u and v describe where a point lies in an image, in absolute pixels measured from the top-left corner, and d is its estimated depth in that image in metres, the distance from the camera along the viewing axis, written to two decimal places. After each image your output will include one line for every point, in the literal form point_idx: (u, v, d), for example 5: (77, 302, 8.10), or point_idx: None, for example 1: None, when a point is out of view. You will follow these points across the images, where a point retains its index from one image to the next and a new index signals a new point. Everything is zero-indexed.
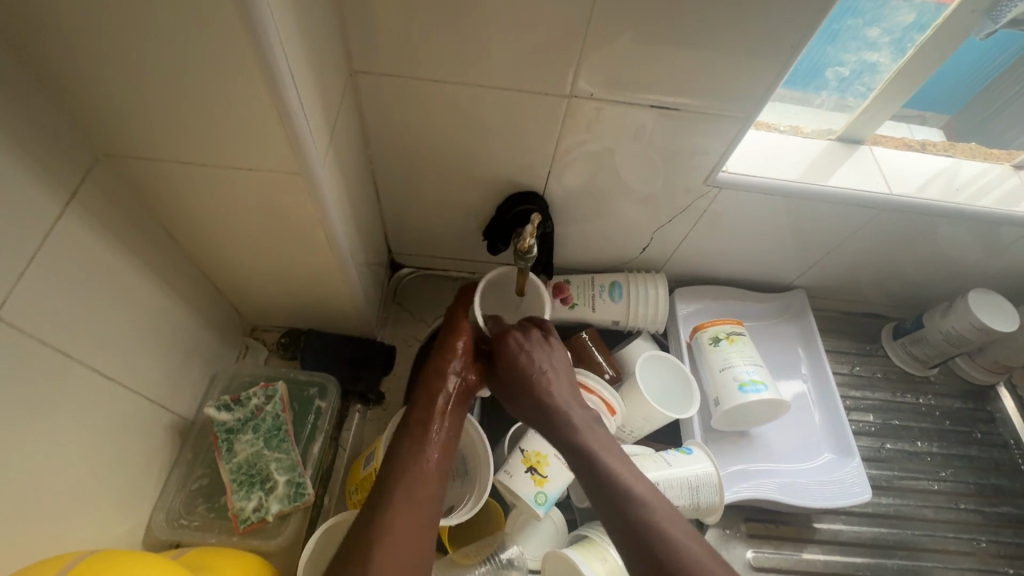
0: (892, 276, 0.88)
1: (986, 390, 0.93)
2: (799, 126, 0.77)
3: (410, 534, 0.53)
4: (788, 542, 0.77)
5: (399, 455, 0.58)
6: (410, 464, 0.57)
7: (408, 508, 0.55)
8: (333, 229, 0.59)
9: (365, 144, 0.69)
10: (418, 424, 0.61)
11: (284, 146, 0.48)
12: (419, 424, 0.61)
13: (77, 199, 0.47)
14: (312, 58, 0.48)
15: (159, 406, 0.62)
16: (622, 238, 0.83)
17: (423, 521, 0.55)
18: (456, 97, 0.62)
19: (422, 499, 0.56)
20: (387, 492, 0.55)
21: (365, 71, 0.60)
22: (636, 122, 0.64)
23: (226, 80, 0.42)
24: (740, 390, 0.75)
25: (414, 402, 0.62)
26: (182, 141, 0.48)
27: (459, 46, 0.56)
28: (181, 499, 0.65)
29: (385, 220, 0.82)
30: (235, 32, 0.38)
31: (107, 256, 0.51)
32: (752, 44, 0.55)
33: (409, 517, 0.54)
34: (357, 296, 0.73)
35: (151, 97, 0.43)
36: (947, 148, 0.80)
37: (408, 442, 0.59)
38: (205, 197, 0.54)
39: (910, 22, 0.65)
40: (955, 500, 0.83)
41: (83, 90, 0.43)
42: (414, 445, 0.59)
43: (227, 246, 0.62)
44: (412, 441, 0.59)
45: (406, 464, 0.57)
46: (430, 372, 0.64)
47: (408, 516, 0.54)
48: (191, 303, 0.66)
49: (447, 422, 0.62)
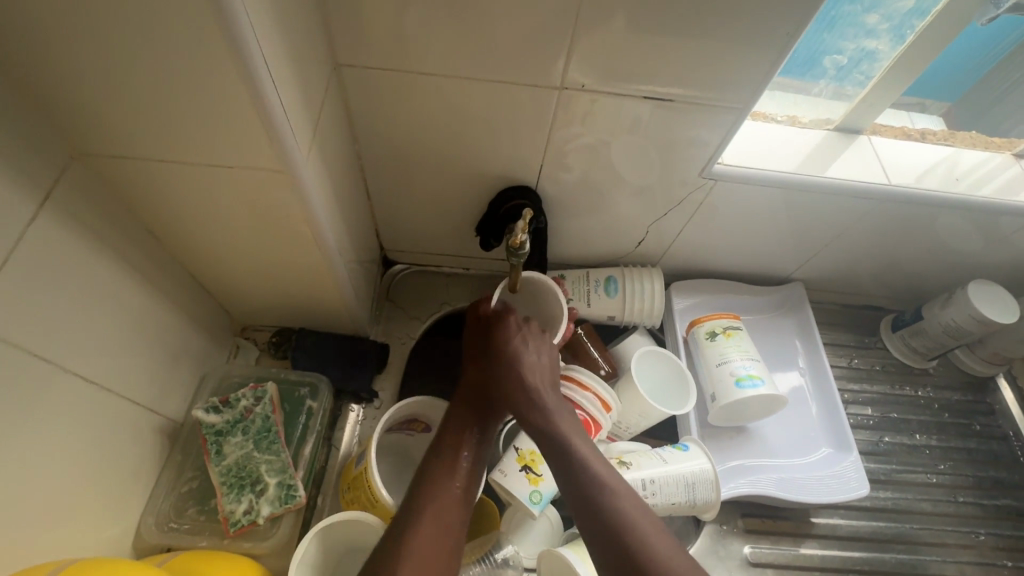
0: (892, 267, 0.87)
1: (986, 381, 0.92)
2: (796, 116, 0.75)
3: (435, 554, 0.53)
4: (786, 538, 0.77)
5: (428, 479, 0.58)
6: (439, 488, 0.58)
7: (434, 530, 0.54)
8: (320, 227, 0.58)
9: (353, 139, 0.67)
10: (448, 450, 0.61)
11: (265, 144, 0.47)
12: (448, 447, 0.62)
13: (52, 199, 0.46)
14: (292, 51, 0.47)
15: (146, 408, 0.61)
16: (617, 232, 0.81)
17: (450, 544, 0.55)
18: (444, 89, 0.60)
19: (449, 524, 0.56)
20: (413, 513, 0.55)
21: (350, 64, 0.58)
22: (629, 114, 0.62)
23: (200, 75, 0.41)
24: (737, 385, 0.75)
25: (444, 429, 0.63)
26: (160, 139, 0.46)
27: (446, 38, 0.55)
28: (171, 502, 0.64)
29: (376, 216, 0.81)
30: (208, 24, 0.37)
31: (86, 258, 0.50)
32: (747, 33, 0.53)
33: (435, 538, 0.54)
34: (348, 294, 0.72)
35: (125, 94, 0.42)
36: (947, 137, 0.79)
37: (438, 466, 0.60)
38: (188, 196, 0.53)
39: (910, 7, 0.64)
40: (954, 493, 0.83)
41: (54, 87, 0.42)
42: (444, 470, 0.60)
43: (212, 246, 0.61)
44: (442, 467, 0.60)
45: (434, 488, 0.58)
46: (461, 399, 0.66)
47: (434, 539, 0.54)
48: (178, 303, 0.65)
49: (476, 447, 0.63)
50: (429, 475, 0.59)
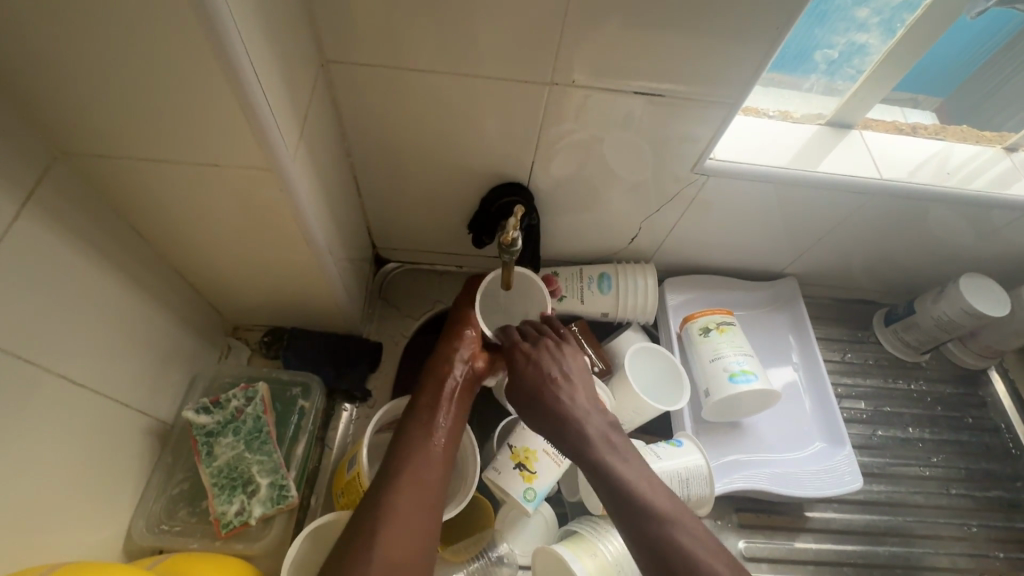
0: (884, 261, 0.87)
1: (978, 374, 0.93)
2: (789, 112, 0.75)
3: (415, 519, 0.55)
4: (780, 531, 0.77)
5: (407, 440, 0.59)
6: (415, 448, 0.59)
7: (412, 491, 0.56)
8: (308, 225, 0.57)
9: (342, 136, 0.67)
10: (425, 409, 0.62)
11: (250, 141, 0.46)
12: (426, 408, 0.62)
13: (34, 199, 0.45)
14: (277, 47, 0.46)
15: (135, 410, 0.61)
16: (610, 229, 0.81)
17: (428, 501, 0.56)
18: (433, 85, 0.60)
19: (427, 482, 0.57)
20: (392, 474, 0.57)
21: (338, 60, 0.58)
22: (621, 110, 0.62)
23: (184, 72, 0.40)
24: (731, 381, 0.75)
25: (422, 388, 0.64)
26: (144, 138, 0.46)
27: (435, 35, 0.54)
28: (162, 504, 0.64)
29: (368, 214, 0.80)
30: (188, 19, 0.36)
31: (71, 258, 0.50)
32: (736, 28, 0.53)
33: (414, 502, 0.55)
34: (340, 293, 0.71)
35: (106, 92, 0.41)
36: (939, 131, 0.79)
37: (414, 426, 0.61)
38: (174, 195, 0.52)
39: (900, 1, 0.64)
40: (946, 485, 0.83)
41: (32, 84, 0.41)
42: (421, 430, 0.60)
43: (201, 245, 0.60)
44: (421, 425, 0.61)
45: (412, 450, 0.59)
46: (437, 359, 0.66)
47: (411, 498, 0.55)
48: (167, 303, 0.64)
49: (455, 407, 0.64)
50: (407, 436, 0.60)
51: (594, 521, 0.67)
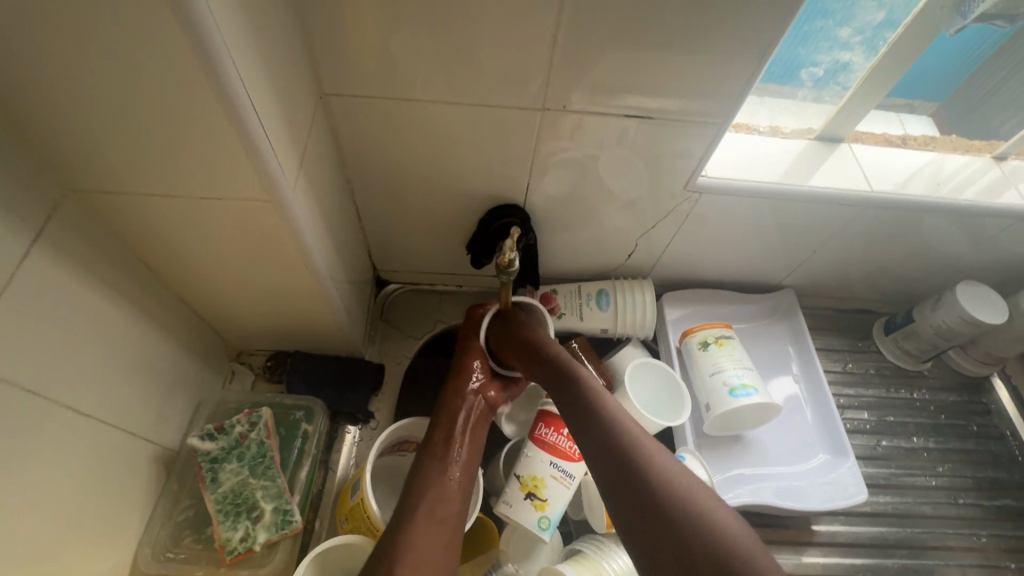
0: (881, 271, 0.87)
1: (981, 381, 0.92)
2: (779, 127, 0.77)
3: (434, 550, 0.53)
4: (787, 546, 0.76)
5: (422, 473, 0.60)
6: (430, 483, 0.59)
7: (430, 526, 0.55)
8: (309, 251, 0.59)
9: (341, 164, 0.69)
10: (439, 444, 0.63)
11: (250, 172, 0.47)
12: (439, 442, 0.63)
13: (45, 237, 0.47)
14: (276, 83, 0.48)
15: (141, 437, 0.62)
16: (607, 246, 0.82)
17: (447, 537, 0.55)
18: (430, 114, 0.62)
19: (443, 515, 0.57)
20: (407, 512, 0.56)
21: (336, 92, 0.60)
22: (614, 131, 0.64)
23: (185, 111, 0.42)
24: (731, 395, 0.75)
25: (435, 423, 0.65)
26: (148, 174, 0.47)
27: (429, 65, 0.56)
28: (168, 532, 0.64)
29: (368, 237, 0.81)
30: (190, 61, 0.38)
31: (79, 291, 0.51)
32: (719, 51, 0.55)
33: (432, 534, 0.55)
34: (341, 316, 0.72)
35: (113, 132, 0.43)
36: (928, 143, 0.80)
37: (429, 462, 0.61)
38: (176, 227, 0.54)
39: (880, 20, 0.66)
40: (954, 495, 0.83)
41: (42, 127, 0.43)
42: (435, 466, 0.61)
43: (204, 275, 0.62)
44: (433, 463, 0.61)
45: (424, 488, 0.58)
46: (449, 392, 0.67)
47: (430, 530, 0.55)
48: (172, 331, 0.65)
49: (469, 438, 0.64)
50: (420, 475, 0.60)
51: (598, 541, 0.66)
